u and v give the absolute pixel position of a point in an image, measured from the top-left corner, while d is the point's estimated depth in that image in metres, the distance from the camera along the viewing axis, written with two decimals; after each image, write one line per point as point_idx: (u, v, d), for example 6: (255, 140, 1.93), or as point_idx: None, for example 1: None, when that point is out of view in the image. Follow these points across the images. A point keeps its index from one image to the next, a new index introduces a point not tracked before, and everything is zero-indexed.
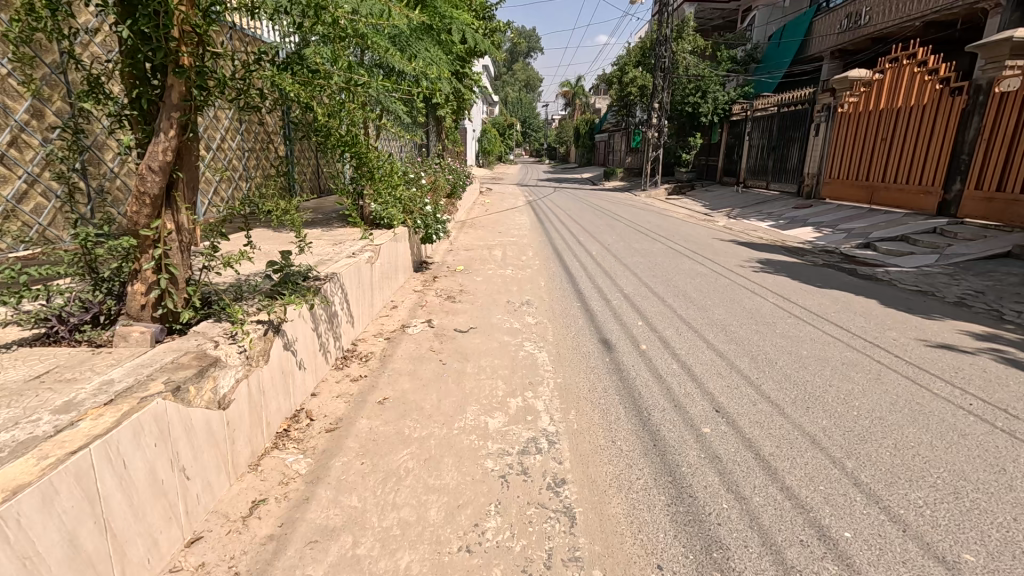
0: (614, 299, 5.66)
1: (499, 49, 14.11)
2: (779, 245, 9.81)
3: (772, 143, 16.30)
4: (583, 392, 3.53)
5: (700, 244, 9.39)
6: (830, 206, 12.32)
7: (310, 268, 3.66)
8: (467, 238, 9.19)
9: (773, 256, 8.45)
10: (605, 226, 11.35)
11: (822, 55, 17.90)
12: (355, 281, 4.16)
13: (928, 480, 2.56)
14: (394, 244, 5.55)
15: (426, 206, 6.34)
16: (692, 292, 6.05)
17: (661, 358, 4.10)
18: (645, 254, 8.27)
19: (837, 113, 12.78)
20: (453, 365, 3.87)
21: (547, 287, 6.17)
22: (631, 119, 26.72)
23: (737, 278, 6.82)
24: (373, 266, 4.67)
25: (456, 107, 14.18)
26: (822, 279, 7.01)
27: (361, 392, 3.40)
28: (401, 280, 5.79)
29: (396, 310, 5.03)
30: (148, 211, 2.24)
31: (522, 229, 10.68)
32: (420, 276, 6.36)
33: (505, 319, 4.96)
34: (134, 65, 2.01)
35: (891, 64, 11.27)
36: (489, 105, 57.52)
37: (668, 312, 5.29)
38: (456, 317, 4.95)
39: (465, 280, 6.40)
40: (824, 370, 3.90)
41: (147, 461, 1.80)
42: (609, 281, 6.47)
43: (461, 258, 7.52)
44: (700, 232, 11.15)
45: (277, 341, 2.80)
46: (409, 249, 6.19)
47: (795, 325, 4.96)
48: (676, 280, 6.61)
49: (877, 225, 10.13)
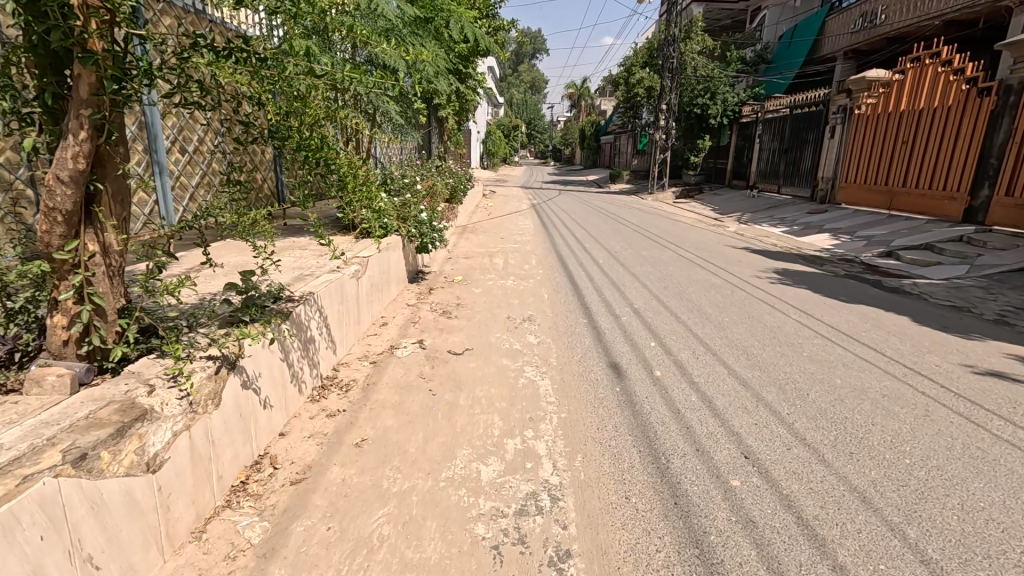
0: (623, 316, 5.21)
1: (503, 49, 13.74)
2: (795, 253, 9.33)
3: (785, 146, 15.80)
4: (591, 430, 3.09)
5: (711, 251, 8.94)
6: (847, 212, 11.81)
7: (281, 288, 3.24)
8: (467, 244, 8.79)
9: (790, 266, 7.98)
10: (611, 231, 10.91)
11: (835, 56, 17.40)
12: (336, 300, 3.74)
13: (1011, 558, 2.11)
14: (385, 254, 5.13)
15: (422, 214, 5.89)
16: (707, 307, 5.61)
17: (677, 387, 3.65)
18: (655, 263, 7.83)
19: (854, 114, 12.30)
20: (445, 396, 3.45)
21: (551, 301, 5.73)
22: (637, 121, 26.28)
23: (754, 291, 6.36)
24: (359, 281, 4.25)
25: (458, 108, 13.78)
26: (845, 292, 6.54)
27: (337, 431, 2.97)
28: (393, 293, 5.37)
29: (386, 328, 4.61)
30: (61, 230, 1.82)
31: (526, 234, 10.25)
32: (416, 287, 5.95)
33: (505, 339, 4.54)
34: (33, 49, 1.61)
35: (913, 63, 10.78)
36: (494, 107, 57.22)
37: (682, 331, 4.84)
38: (451, 337, 4.52)
39: (464, 292, 5.97)
40: (864, 404, 3.44)
41: (27, 561, 1.39)
42: (617, 294, 6.03)
43: (460, 266, 7.11)
44: (710, 238, 10.70)
45: (231, 380, 2.38)
46: (404, 259, 5.78)
47: (823, 347, 4.50)
48: (689, 293, 6.16)
49: (899, 232, 9.64)
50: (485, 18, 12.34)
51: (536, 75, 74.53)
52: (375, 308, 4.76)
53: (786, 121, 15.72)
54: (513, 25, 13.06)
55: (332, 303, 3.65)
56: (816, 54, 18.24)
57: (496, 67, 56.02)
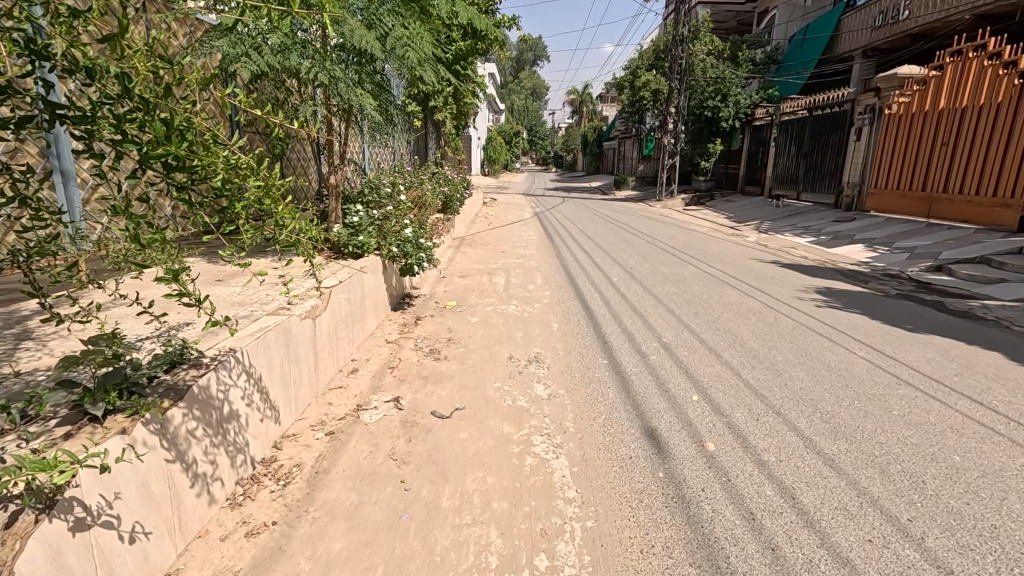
0: (651, 356, 4.24)
1: (504, 48, 12.80)
2: (831, 267, 8.35)
3: (803, 149, 14.84)
4: (634, 556, 2.11)
5: (738, 267, 7.96)
6: (879, 220, 10.82)
7: (183, 352, 2.22)
8: (464, 260, 7.84)
9: (832, 284, 7.00)
10: (622, 243, 9.95)
11: (853, 55, 16.48)
12: (277, 356, 2.73)
13: None
14: (357, 281, 4.14)
15: (407, 229, 4.90)
16: (750, 339, 4.66)
17: (742, 471, 2.69)
18: (677, 281, 6.85)
19: (884, 115, 11.35)
20: (423, 492, 2.46)
21: (562, 334, 4.75)
22: (642, 126, 25.38)
23: (800, 317, 5.37)
24: (317, 323, 3.27)
25: (456, 111, 12.85)
26: (908, 317, 5.54)
27: (257, 564, 1.99)
28: (369, 327, 4.40)
29: (357, 378, 3.63)
30: None
31: (529, 247, 9.31)
32: (400, 316, 5.00)
33: (506, 392, 3.55)
34: None
35: (953, 57, 9.84)
36: (494, 114, 56.42)
37: (726, 375, 3.88)
38: (437, 390, 3.53)
39: (457, 322, 4.99)
40: (1008, 500, 2.45)
41: None
42: (639, 323, 5.07)
43: (454, 288, 6.17)
44: (732, 251, 9.72)
45: (38, 538, 1.39)
46: (384, 283, 4.80)
47: (913, 400, 3.50)
48: (724, 320, 5.20)
49: (945, 243, 8.66)
50: (484, 12, 11.40)
51: (537, 81, 74.03)
52: (342, 352, 3.76)
53: (805, 124, 14.75)
54: (515, 22, 12.12)
55: (270, 360, 2.64)
56: (832, 53, 17.34)
57: (497, 72, 55.39)
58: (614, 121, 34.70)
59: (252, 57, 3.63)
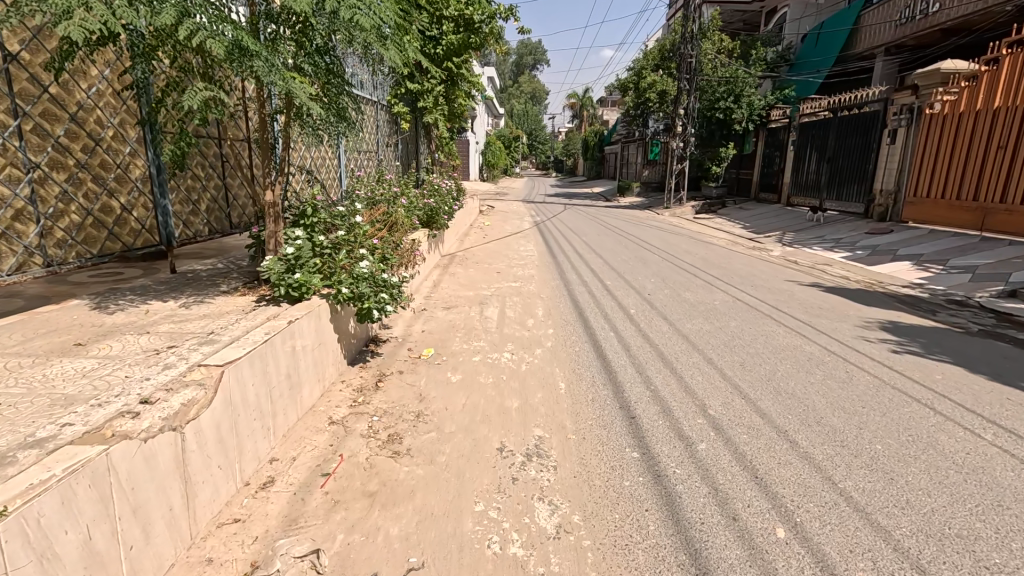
0: (699, 447, 3.01)
1: (501, 44, 11.66)
2: (880, 291, 7.17)
3: (826, 153, 13.64)
4: None
5: (775, 291, 6.76)
6: (923, 233, 9.63)
7: None
8: (451, 285, 6.64)
9: (895, 315, 5.78)
10: (636, 261, 8.73)
11: (875, 53, 15.35)
12: (67, 533, 1.50)
13: None
14: (287, 343, 2.94)
15: (362, 262, 3.60)
16: (827, 411, 3.43)
17: None
18: (707, 314, 5.64)
19: (925, 114, 10.18)
20: None
21: (572, 403, 3.53)
22: (647, 130, 24.13)
23: (878, 370, 4.15)
24: (196, 430, 2.07)
25: (449, 113, 11.44)
26: (1015, 366, 4.32)
27: None
28: (307, 400, 3.19)
29: (268, 499, 2.41)
30: None
31: (528, 266, 8.08)
32: (358, 374, 3.80)
33: (492, 525, 2.33)
34: None
35: (1010, 49, 8.63)
36: (492, 118, 54.99)
37: (817, 486, 2.64)
38: (387, 524, 2.29)
39: (432, 383, 3.76)
40: None
41: None
42: (673, 384, 3.84)
43: (435, 327, 4.99)
44: (760, 269, 8.51)
45: None
46: (334, 335, 3.61)
47: None
48: (783, 378, 3.96)
49: (1011, 261, 7.47)
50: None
51: (538, 84, 72.67)
52: (251, 456, 2.53)
53: (829, 127, 13.57)
54: (512, 14, 10.97)
55: (43, 544, 1.43)
56: (852, 51, 16.14)
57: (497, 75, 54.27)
58: (614, 124, 33.59)
59: (94, 14, 2.37)
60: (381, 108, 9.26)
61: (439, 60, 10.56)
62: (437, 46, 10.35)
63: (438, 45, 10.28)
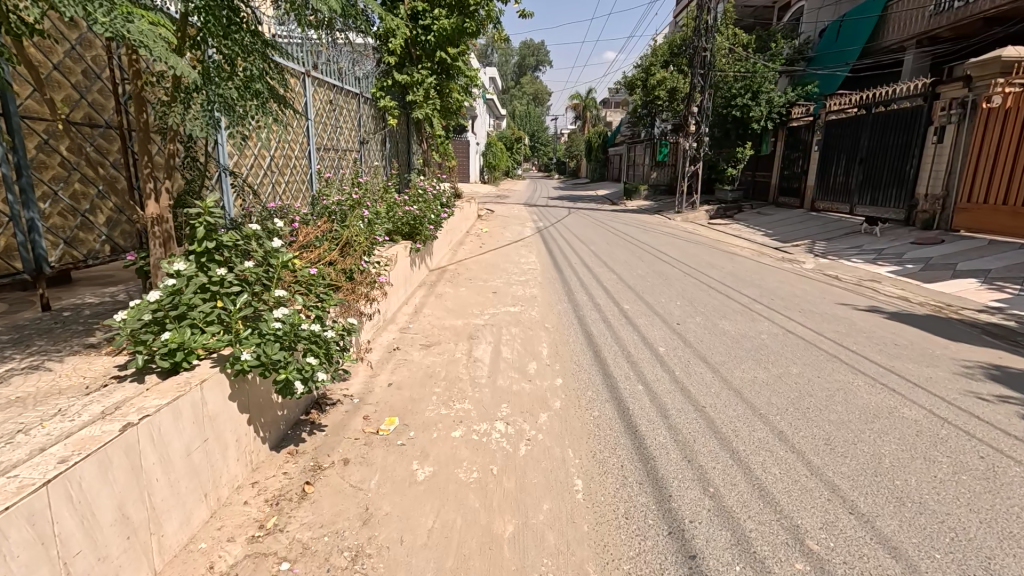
0: None
1: (500, 32, 10.49)
2: (954, 316, 5.96)
3: (858, 154, 12.42)
4: None
5: (831, 320, 5.52)
6: (981, 244, 8.43)
7: None
8: (435, 311, 5.45)
9: (994, 355, 4.57)
10: (655, 277, 7.52)
11: (908, 44, 14.08)
12: None
13: None
14: (124, 464, 1.73)
15: (278, 311, 2.38)
16: (993, 543, 2.22)
17: None
18: (759, 355, 4.41)
19: (981, 109, 8.94)
20: None
21: (596, 524, 2.32)
22: (654, 130, 22.91)
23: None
24: None
25: (443, 109, 10.24)
26: None
27: None
28: (174, 539, 1.98)
29: None
30: None
31: (530, 284, 6.86)
32: (278, 471, 2.59)
33: None
34: None
35: None
36: (494, 119, 53.89)
37: None
38: None
39: (386, 485, 2.54)
40: None
41: None
42: (741, 485, 2.61)
43: (406, 377, 3.78)
44: (801, 287, 7.28)
45: None
46: (234, 419, 2.39)
47: None
48: (900, 473, 2.73)
49: None
50: None
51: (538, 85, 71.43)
52: None
53: (861, 125, 12.34)
54: None
55: None
56: (880, 42, 14.90)
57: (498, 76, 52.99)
58: (619, 124, 32.31)
59: None
60: (362, 102, 8.06)
61: (430, 50, 9.40)
62: (429, 34, 9.19)
63: (429, 33, 9.13)
